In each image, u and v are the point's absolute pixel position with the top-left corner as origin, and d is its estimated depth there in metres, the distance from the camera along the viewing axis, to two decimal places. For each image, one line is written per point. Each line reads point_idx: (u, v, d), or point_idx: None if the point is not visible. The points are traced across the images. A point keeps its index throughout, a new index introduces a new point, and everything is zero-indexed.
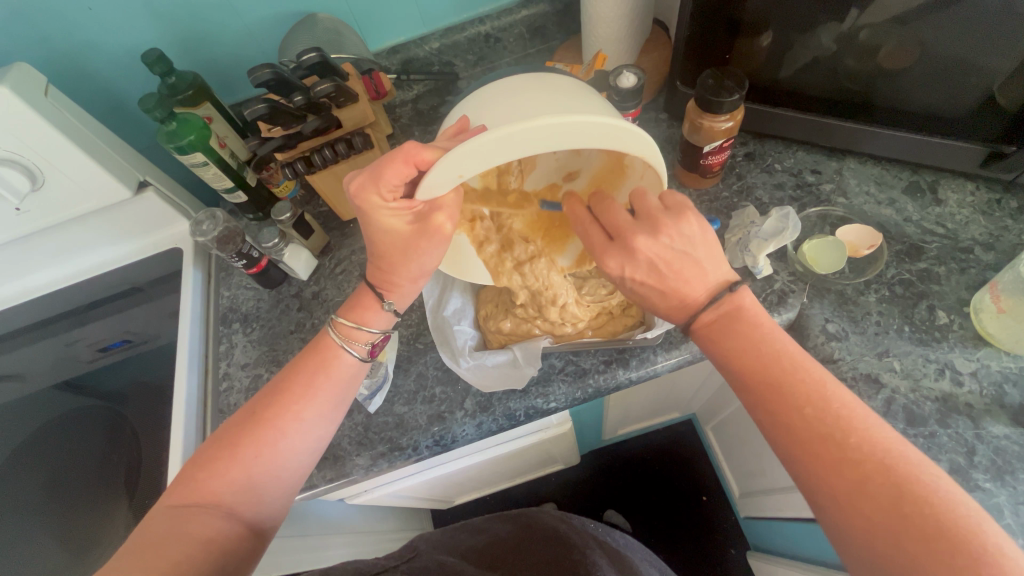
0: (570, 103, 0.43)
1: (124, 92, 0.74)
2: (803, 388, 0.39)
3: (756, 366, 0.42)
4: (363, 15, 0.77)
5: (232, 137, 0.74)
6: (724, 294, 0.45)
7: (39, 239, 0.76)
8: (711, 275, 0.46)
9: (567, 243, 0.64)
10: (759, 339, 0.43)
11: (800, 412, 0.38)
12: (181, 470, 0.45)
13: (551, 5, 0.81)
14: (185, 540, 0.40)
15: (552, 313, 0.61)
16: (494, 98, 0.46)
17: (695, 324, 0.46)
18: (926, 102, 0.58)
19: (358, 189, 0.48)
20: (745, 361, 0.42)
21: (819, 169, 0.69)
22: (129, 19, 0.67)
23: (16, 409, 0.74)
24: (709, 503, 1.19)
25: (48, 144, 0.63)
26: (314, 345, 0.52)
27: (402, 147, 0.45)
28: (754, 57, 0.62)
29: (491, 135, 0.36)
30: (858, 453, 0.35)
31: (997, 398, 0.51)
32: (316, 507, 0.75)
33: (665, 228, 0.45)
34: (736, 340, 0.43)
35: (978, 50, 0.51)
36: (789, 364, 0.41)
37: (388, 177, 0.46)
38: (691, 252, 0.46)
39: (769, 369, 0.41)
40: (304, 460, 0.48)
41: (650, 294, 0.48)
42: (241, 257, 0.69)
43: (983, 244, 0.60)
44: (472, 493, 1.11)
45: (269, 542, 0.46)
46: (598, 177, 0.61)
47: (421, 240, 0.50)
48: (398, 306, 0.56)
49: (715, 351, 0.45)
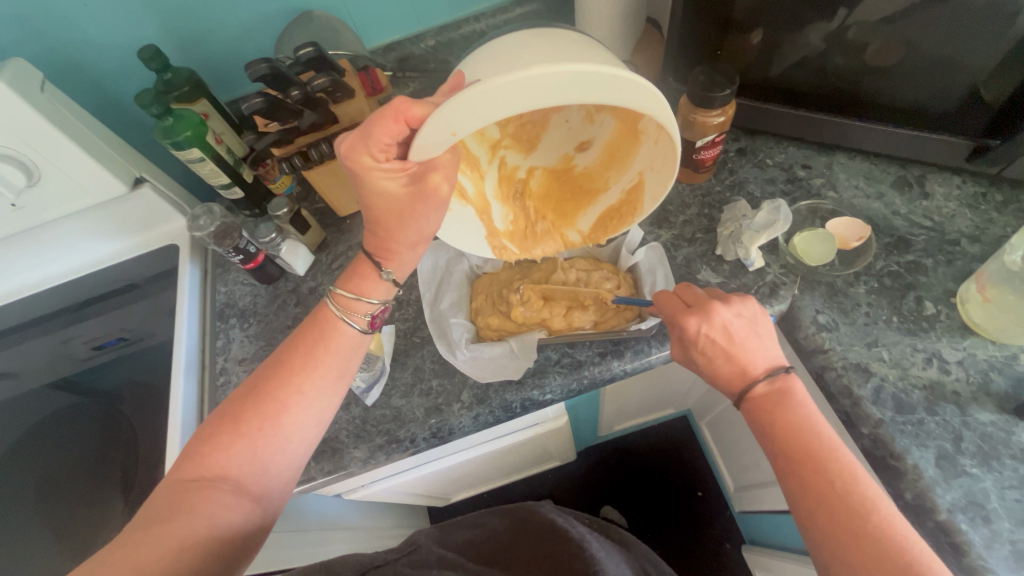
0: (563, 54, 0.42)
1: (119, 89, 0.75)
2: (834, 469, 0.41)
3: (792, 439, 0.43)
4: (358, 12, 0.78)
5: (227, 133, 0.74)
6: (779, 372, 0.47)
7: (33, 237, 0.76)
8: (771, 356, 0.48)
9: (578, 217, 0.66)
10: (801, 417, 0.44)
11: (832, 493, 0.40)
12: (187, 446, 0.46)
13: (545, 4, 0.82)
14: (193, 516, 0.41)
15: (557, 321, 0.64)
16: (491, 53, 0.45)
17: (748, 394, 0.47)
18: (912, 97, 0.59)
19: (350, 150, 0.47)
20: (789, 436, 0.44)
21: (810, 164, 0.70)
22: (126, 15, 0.67)
23: (11, 407, 0.74)
24: (704, 499, 1.20)
25: (44, 140, 0.63)
26: (314, 317, 0.52)
27: (392, 102, 0.44)
28: (745, 54, 0.63)
29: (480, 89, 0.36)
30: (876, 539, 0.37)
31: (983, 385, 0.53)
32: (311, 504, 0.77)
33: (737, 303, 0.50)
34: (784, 416, 0.44)
35: (962, 48, 0.52)
36: (825, 444, 0.42)
37: (379, 136, 0.45)
38: (756, 328, 0.50)
39: (807, 444, 0.42)
40: (308, 433, 0.48)
41: (715, 360, 0.49)
42: (238, 252, 0.69)
43: (969, 236, 0.61)
44: (468, 490, 1.12)
45: (274, 520, 0.47)
46: (610, 145, 0.60)
47: (417, 203, 0.51)
48: (396, 275, 0.56)
49: (758, 425, 0.46)
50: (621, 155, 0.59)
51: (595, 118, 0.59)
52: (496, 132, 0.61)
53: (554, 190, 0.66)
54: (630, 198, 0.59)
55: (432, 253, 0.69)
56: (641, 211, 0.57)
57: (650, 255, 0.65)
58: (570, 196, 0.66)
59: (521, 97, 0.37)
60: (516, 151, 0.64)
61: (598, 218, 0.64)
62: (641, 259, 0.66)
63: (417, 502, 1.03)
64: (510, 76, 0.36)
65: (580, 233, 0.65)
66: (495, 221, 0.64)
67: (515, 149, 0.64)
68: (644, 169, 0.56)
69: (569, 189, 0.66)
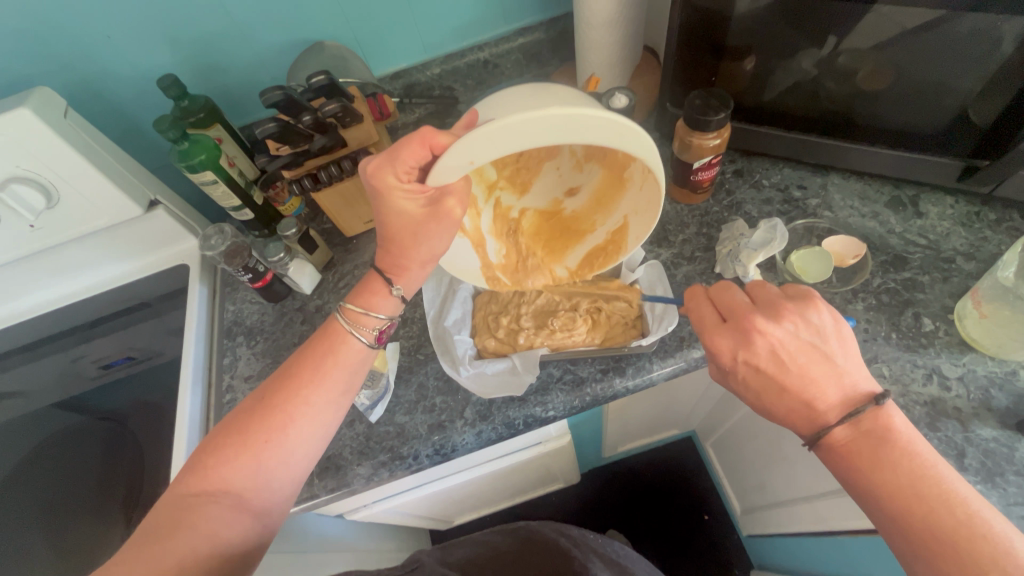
0: (572, 101, 0.45)
1: (138, 115, 0.78)
2: (969, 540, 0.36)
3: (907, 510, 0.39)
4: (368, 42, 0.81)
5: (240, 157, 0.77)
6: (867, 409, 0.43)
7: (47, 258, 0.78)
8: (852, 386, 0.45)
9: (566, 255, 0.67)
10: (913, 472, 0.40)
11: (969, 571, 0.36)
12: (192, 457, 0.46)
13: (547, 33, 0.86)
14: (193, 534, 0.41)
15: (553, 325, 0.65)
16: (504, 96, 0.48)
17: (827, 441, 0.44)
18: (902, 120, 0.61)
19: (375, 169, 0.50)
20: (900, 504, 0.39)
21: (805, 184, 0.72)
22: (148, 47, 0.71)
23: (17, 427, 0.75)
24: (711, 523, 1.18)
25: (64, 164, 0.66)
26: (323, 330, 0.53)
27: (419, 130, 0.48)
28: (740, 80, 0.65)
29: (503, 122, 0.38)
30: None
31: (984, 401, 0.53)
32: (313, 522, 0.77)
33: (789, 315, 0.47)
34: (888, 474, 0.40)
35: (950, 73, 0.54)
36: (948, 508, 0.38)
37: (405, 157, 0.49)
38: (823, 346, 0.46)
39: (933, 522, 0.38)
40: (312, 447, 0.48)
41: (766, 389, 0.47)
42: (247, 271, 0.71)
43: (964, 254, 0.62)
44: (472, 513, 1.11)
45: (270, 537, 0.47)
46: (598, 191, 0.63)
47: (432, 223, 0.52)
48: (406, 291, 0.57)
49: (860, 481, 0.42)
50: (607, 201, 0.62)
51: (584, 167, 0.63)
52: (493, 174, 0.63)
53: (543, 230, 0.68)
54: (614, 238, 0.61)
55: (436, 271, 0.70)
56: (625, 249, 0.59)
57: (651, 273, 0.67)
58: (560, 236, 0.67)
59: (539, 133, 0.40)
60: (510, 193, 0.66)
61: (584, 257, 0.65)
62: (641, 276, 0.67)
63: (419, 524, 1.02)
64: (533, 112, 0.38)
65: (567, 268, 0.66)
66: (489, 255, 0.65)
67: (510, 191, 0.66)
68: (627, 212, 0.58)
69: (559, 230, 0.67)
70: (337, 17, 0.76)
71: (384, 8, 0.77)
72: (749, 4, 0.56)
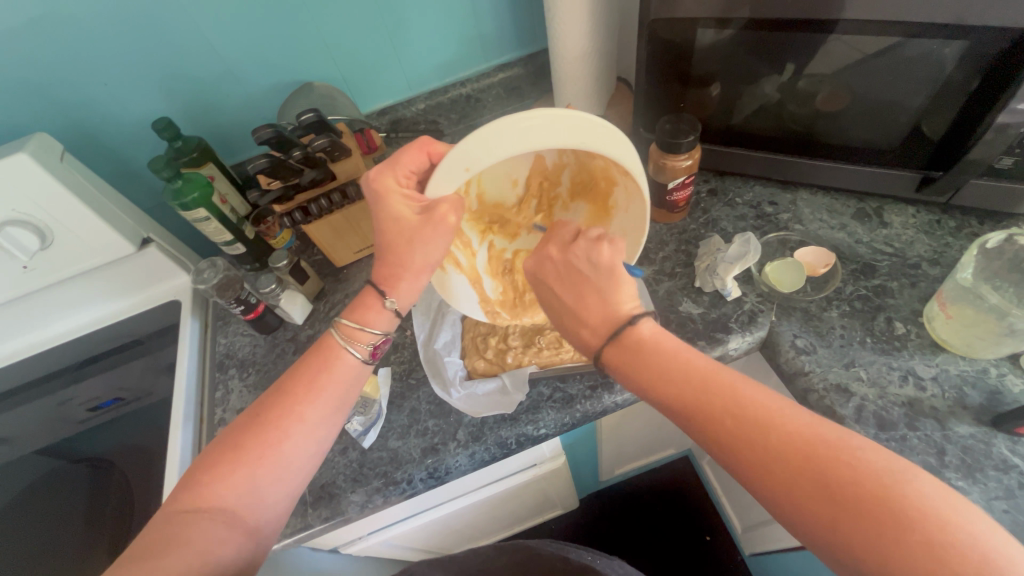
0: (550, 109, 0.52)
1: (131, 157, 0.80)
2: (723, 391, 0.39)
3: (675, 378, 0.42)
4: (355, 82, 0.85)
5: (233, 194, 0.79)
6: (625, 327, 0.46)
7: (36, 300, 0.78)
8: (614, 306, 0.47)
9: None
10: (681, 359, 0.43)
11: (744, 429, 0.37)
12: (185, 472, 0.45)
13: (525, 68, 0.91)
14: (186, 549, 0.39)
15: (541, 343, 0.66)
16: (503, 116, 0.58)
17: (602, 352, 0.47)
18: (862, 137, 0.65)
19: (376, 175, 0.56)
20: (675, 389, 0.41)
21: (777, 201, 0.76)
22: (143, 93, 0.74)
23: (5, 474, 0.74)
24: (714, 544, 1.17)
25: (59, 207, 0.68)
26: (318, 345, 0.54)
27: (418, 139, 0.57)
28: (707, 105, 0.69)
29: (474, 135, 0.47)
30: (800, 447, 0.35)
31: (959, 399, 0.55)
32: (307, 557, 0.76)
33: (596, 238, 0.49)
34: (657, 360, 0.43)
35: (902, 93, 0.58)
36: (709, 375, 0.41)
37: (405, 162, 0.57)
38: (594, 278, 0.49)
39: (702, 395, 0.40)
40: (306, 461, 0.48)
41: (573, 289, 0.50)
42: (239, 303, 0.72)
43: (929, 259, 0.65)
44: (470, 545, 1.08)
45: (265, 553, 0.45)
46: None
47: (425, 228, 0.53)
48: (400, 305, 0.57)
49: (632, 365, 0.45)
50: None
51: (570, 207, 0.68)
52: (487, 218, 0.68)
53: None
54: None
55: (426, 295, 0.72)
56: None
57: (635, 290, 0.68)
58: None
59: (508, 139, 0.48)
60: (503, 237, 0.70)
61: None
62: None
63: (417, 557, 1.00)
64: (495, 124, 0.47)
65: None
66: (487, 291, 0.68)
67: (502, 235, 0.70)
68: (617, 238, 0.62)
69: None
70: (325, 59, 0.80)
71: (370, 49, 0.82)
72: (711, 37, 0.60)
